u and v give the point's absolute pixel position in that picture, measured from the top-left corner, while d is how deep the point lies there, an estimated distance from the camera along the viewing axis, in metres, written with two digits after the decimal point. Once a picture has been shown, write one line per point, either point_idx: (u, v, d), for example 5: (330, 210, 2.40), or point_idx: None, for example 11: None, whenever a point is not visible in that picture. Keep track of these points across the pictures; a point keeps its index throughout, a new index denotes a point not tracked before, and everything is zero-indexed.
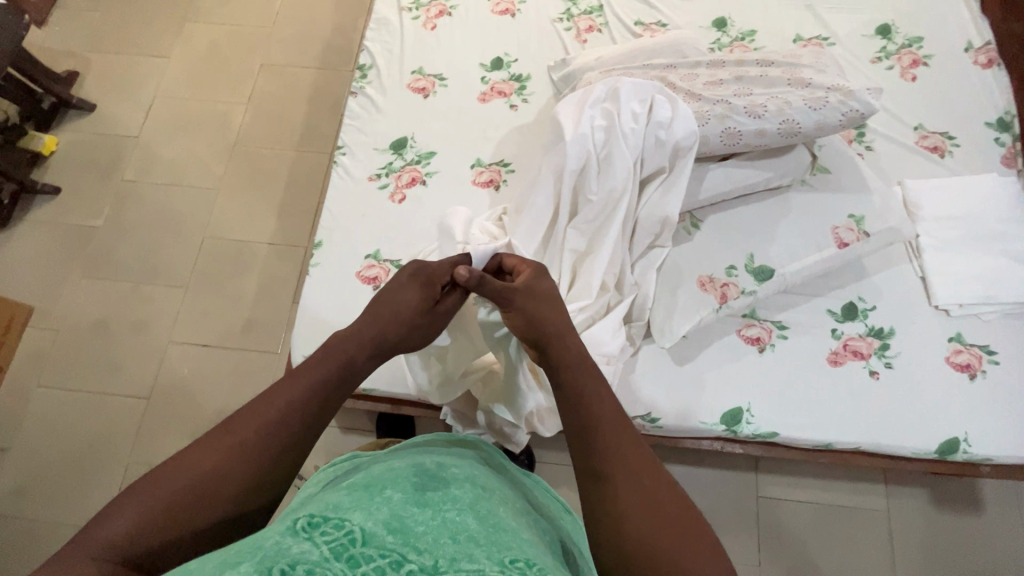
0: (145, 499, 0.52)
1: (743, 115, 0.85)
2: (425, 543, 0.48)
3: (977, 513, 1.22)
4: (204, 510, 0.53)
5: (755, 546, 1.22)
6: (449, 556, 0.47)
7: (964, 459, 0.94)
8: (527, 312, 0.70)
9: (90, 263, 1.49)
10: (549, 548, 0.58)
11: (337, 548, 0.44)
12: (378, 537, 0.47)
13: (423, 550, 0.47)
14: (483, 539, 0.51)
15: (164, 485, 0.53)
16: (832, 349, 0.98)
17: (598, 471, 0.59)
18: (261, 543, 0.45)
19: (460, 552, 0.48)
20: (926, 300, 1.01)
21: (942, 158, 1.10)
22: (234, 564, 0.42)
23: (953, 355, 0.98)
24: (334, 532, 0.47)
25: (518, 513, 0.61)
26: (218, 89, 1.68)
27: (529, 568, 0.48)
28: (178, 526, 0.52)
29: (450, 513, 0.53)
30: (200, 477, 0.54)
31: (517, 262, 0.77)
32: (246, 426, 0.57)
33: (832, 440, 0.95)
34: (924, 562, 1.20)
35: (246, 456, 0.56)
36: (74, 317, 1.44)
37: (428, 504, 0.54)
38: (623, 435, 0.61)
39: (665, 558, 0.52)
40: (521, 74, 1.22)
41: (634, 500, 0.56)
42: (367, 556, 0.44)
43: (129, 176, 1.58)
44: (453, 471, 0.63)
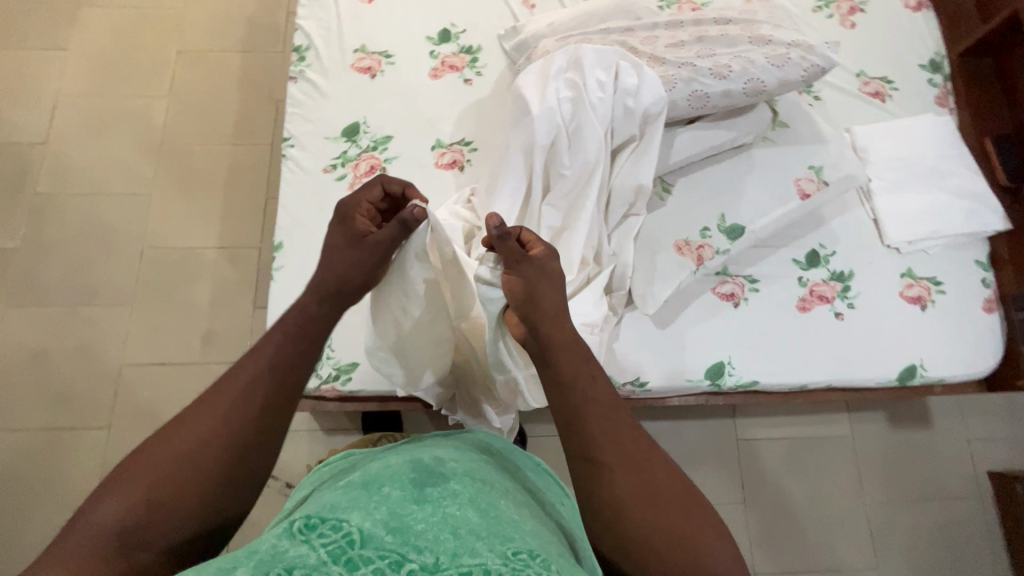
0: (127, 486, 0.53)
1: (709, 77, 0.84)
2: (425, 541, 0.50)
3: (928, 428, 1.34)
4: (179, 496, 0.54)
5: (739, 485, 1.30)
6: (450, 553, 0.49)
7: (920, 382, 1.03)
8: (531, 281, 0.69)
9: (14, 289, 1.35)
10: (554, 533, 0.61)
11: (334, 551, 0.47)
12: (377, 537, 0.50)
13: (423, 548, 0.50)
14: (485, 532, 0.53)
15: (151, 463, 0.55)
16: (800, 296, 1.03)
17: (591, 454, 0.61)
18: (257, 547, 0.48)
19: (461, 548, 0.50)
20: (880, 240, 1.07)
21: (883, 103, 1.15)
22: (231, 568, 0.46)
23: (905, 289, 1.05)
24: (331, 533, 0.49)
25: (520, 504, 0.62)
26: (131, 82, 1.51)
27: (531, 558, 0.50)
28: (158, 517, 0.53)
29: (450, 508, 0.55)
30: (174, 465, 0.55)
31: (534, 238, 0.72)
32: (222, 400, 0.59)
33: (806, 381, 1.01)
34: (885, 476, 1.32)
35: (219, 436, 0.57)
36: (5, 350, 1.30)
37: (427, 500, 0.55)
38: (609, 411, 0.63)
39: (662, 526, 0.56)
40: (471, 46, 1.16)
41: (626, 471, 0.59)
42: (365, 558, 0.47)
43: (43, 188, 1.42)
44: (453, 464, 0.63)
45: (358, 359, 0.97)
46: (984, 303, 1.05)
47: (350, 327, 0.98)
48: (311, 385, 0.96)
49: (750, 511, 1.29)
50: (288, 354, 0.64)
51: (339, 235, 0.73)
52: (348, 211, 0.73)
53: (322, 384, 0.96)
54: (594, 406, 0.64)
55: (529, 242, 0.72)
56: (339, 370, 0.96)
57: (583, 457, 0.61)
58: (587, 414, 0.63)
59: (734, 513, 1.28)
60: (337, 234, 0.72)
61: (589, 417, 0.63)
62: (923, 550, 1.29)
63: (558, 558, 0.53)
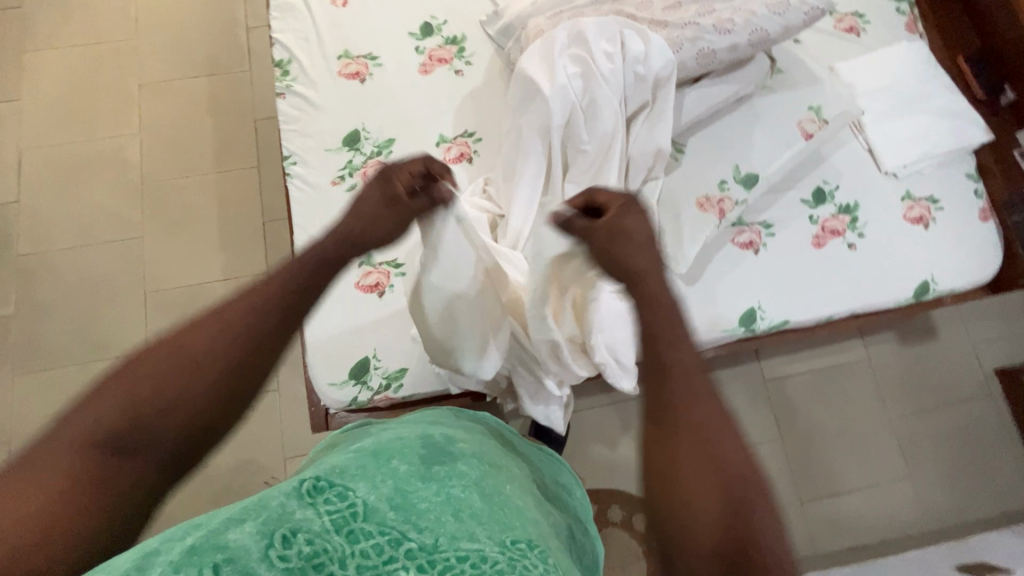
0: (119, 384, 0.49)
1: (713, 34, 0.87)
2: (427, 521, 0.51)
3: (935, 338, 1.43)
4: (159, 422, 0.49)
5: (773, 422, 1.36)
6: (450, 534, 0.50)
7: (933, 296, 1.10)
8: (613, 257, 0.65)
9: (18, 357, 1.29)
10: (549, 527, 0.63)
11: (338, 521, 0.48)
12: (380, 511, 0.50)
13: (424, 527, 0.50)
14: (486, 518, 0.54)
15: (146, 366, 0.50)
16: (814, 233, 1.08)
17: (663, 419, 0.55)
18: (267, 503, 0.49)
19: (462, 531, 0.51)
20: (878, 168, 1.12)
21: (858, 37, 1.20)
22: (240, 522, 0.47)
23: (907, 211, 1.10)
24: (337, 501, 0.50)
25: (522, 492, 0.65)
26: (96, 124, 1.45)
27: (529, 550, 0.51)
28: (139, 444, 0.48)
29: (455, 489, 0.56)
30: (173, 365, 0.50)
31: (609, 197, 0.68)
32: (232, 312, 0.54)
33: (832, 313, 1.06)
34: (903, 390, 1.40)
35: (233, 339, 0.53)
36: (22, 421, 1.25)
37: (433, 479, 0.57)
38: (702, 383, 0.56)
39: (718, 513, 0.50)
40: (455, 36, 1.15)
41: (698, 447, 0.52)
42: (366, 532, 0.48)
43: (25, 249, 1.36)
44: (462, 446, 0.66)
45: (405, 364, 0.97)
46: (980, 213, 1.12)
47: (392, 333, 0.98)
48: (363, 397, 0.96)
49: (788, 446, 1.35)
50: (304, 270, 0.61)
51: (373, 190, 0.69)
52: (391, 176, 0.69)
53: (374, 395, 0.96)
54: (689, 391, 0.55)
55: (604, 201, 0.68)
56: (390, 378, 0.96)
57: (656, 419, 0.56)
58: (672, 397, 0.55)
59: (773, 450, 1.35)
60: (370, 189, 0.69)
61: (676, 380, 0.56)
62: (947, 452, 1.37)
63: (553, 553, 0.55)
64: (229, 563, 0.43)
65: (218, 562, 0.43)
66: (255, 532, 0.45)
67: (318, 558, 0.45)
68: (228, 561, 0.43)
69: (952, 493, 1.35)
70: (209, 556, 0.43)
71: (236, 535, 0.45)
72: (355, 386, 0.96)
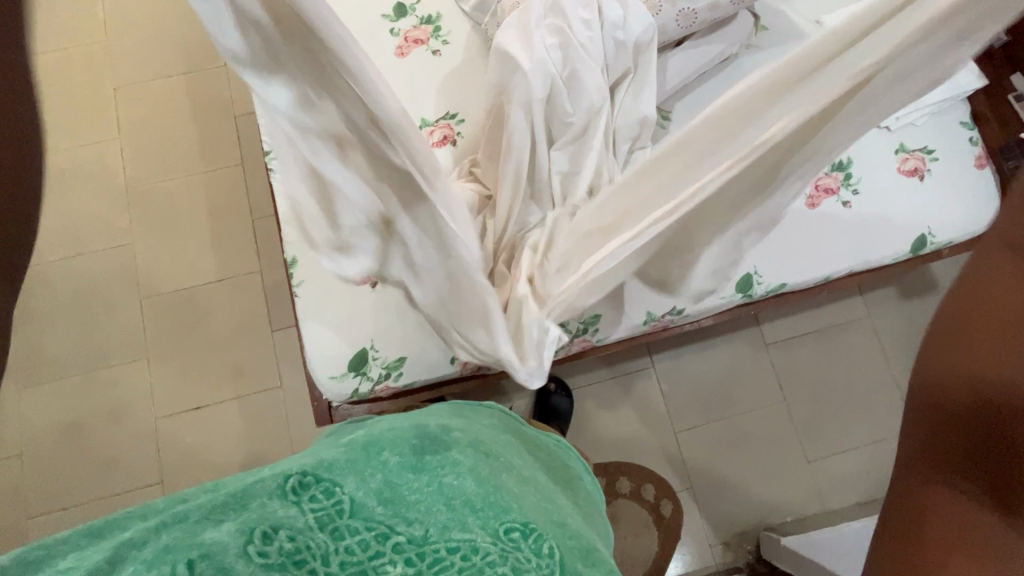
0: None
1: None
2: (416, 512, 0.51)
3: (936, 291, 1.42)
4: None
5: (777, 385, 1.36)
6: (441, 524, 0.51)
7: (931, 249, 1.09)
8: None
9: (20, 371, 1.29)
10: (548, 508, 0.64)
11: (323, 518, 0.46)
12: (367, 507, 0.49)
13: (414, 520, 0.50)
14: (480, 504, 0.54)
15: None
16: (807, 194, 1.06)
17: None
18: (248, 500, 0.47)
19: (453, 520, 0.52)
20: (870, 123, 1.10)
21: None
22: (219, 519, 0.45)
23: (902, 164, 1.09)
24: (323, 499, 0.48)
25: (517, 477, 0.65)
26: (74, 131, 1.42)
27: (522, 539, 0.52)
28: None
29: (447, 478, 0.57)
30: None
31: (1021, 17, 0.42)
32: None
33: (828, 272, 1.05)
34: (905, 345, 1.40)
35: None
36: (29, 434, 1.26)
37: (424, 469, 0.57)
38: None
39: None
40: (430, 15, 1.12)
41: None
42: (353, 528, 0.46)
43: None
44: (457, 435, 0.66)
45: (404, 352, 0.97)
46: (976, 160, 1.10)
47: (387, 324, 0.97)
48: (365, 388, 0.96)
49: (792, 408, 1.36)
50: None
51: None
52: None
53: (376, 385, 0.96)
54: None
55: None
56: (389, 367, 0.96)
57: None
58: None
59: (779, 413, 1.35)
60: None
61: None
62: None
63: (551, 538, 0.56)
64: (204, 560, 0.40)
65: (192, 559, 0.40)
66: (234, 530, 0.43)
67: (300, 555, 0.43)
68: (204, 558, 0.40)
69: None
70: (184, 554, 0.41)
71: (213, 534, 0.43)
72: (355, 377, 0.96)
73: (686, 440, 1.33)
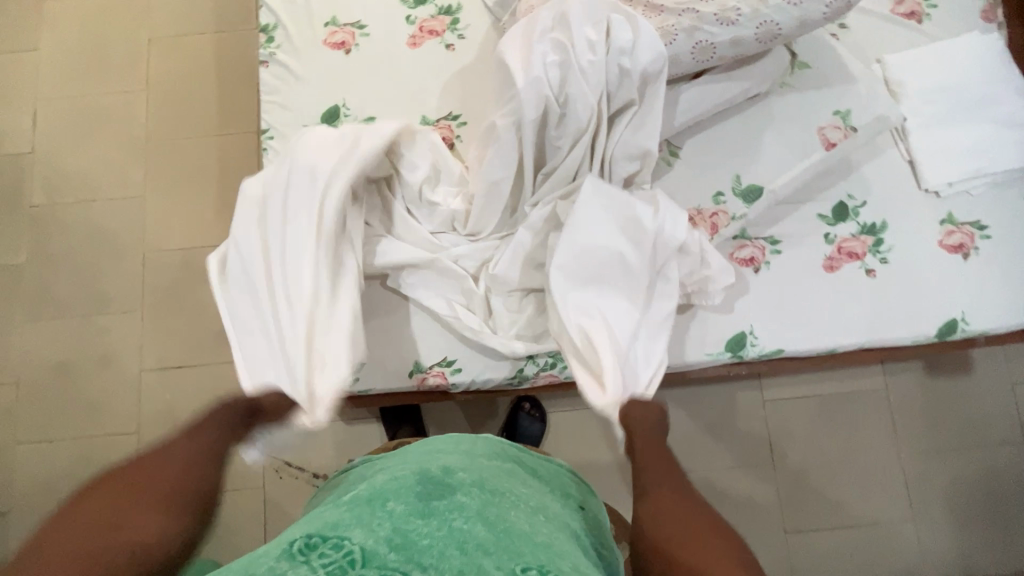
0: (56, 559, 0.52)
1: (715, 25, 0.75)
2: (430, 558, 0.50)
3: (967, 374, 1.28)
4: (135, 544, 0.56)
5: (767, 446, 1.27)
6: (457, 569, 0.50)
7: (962, 337, 0.95)
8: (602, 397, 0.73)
9: (28, 305, 1.36)
10: (567, 541, 0.60)
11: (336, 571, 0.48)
12: (380, 556, 0.50)
13: (428, 566, 0.50)
14: (493, 546, 0.53)
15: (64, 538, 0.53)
16: (827, 255, 0.95)
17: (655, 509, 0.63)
18: (255, 569, 0.48)
19: (468, 564, 0.50)
20: (916, 185, 0.97)
21: (920, 24, 1.02)
22: None
23: (945, 237, 0.96)
24: (333, 553, 0.49)
25: (532, 511, 0.62)
26: (107, 78, 1.45)
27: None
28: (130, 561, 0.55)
29: (457, 522, 0.55)
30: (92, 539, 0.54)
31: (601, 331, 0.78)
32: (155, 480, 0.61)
33: (837, 344, 0.94)
34: (921, 428, 1.27)
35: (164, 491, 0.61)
36: (28, 365, 1.33)
37: (432, 514, 0.55)
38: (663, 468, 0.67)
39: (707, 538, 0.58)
40: (451, 5, 1.06)
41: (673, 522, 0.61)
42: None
43: (39, 200, 1.40)
44: (461, 474, 0.64)
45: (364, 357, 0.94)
46: None
47: None
48: None
49: (780, 473, 1.26)
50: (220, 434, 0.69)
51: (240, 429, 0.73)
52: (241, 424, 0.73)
53: None
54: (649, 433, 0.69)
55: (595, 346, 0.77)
56: None
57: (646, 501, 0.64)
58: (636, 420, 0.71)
59: (764, 476, 1.26)
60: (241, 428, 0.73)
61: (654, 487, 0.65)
62: (961, 498, 1.25)
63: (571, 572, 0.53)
64: None
65: None
66: None
67: None
68: None
69: (958, 542, 1.24)
70: None
71: None
72: None
73: None
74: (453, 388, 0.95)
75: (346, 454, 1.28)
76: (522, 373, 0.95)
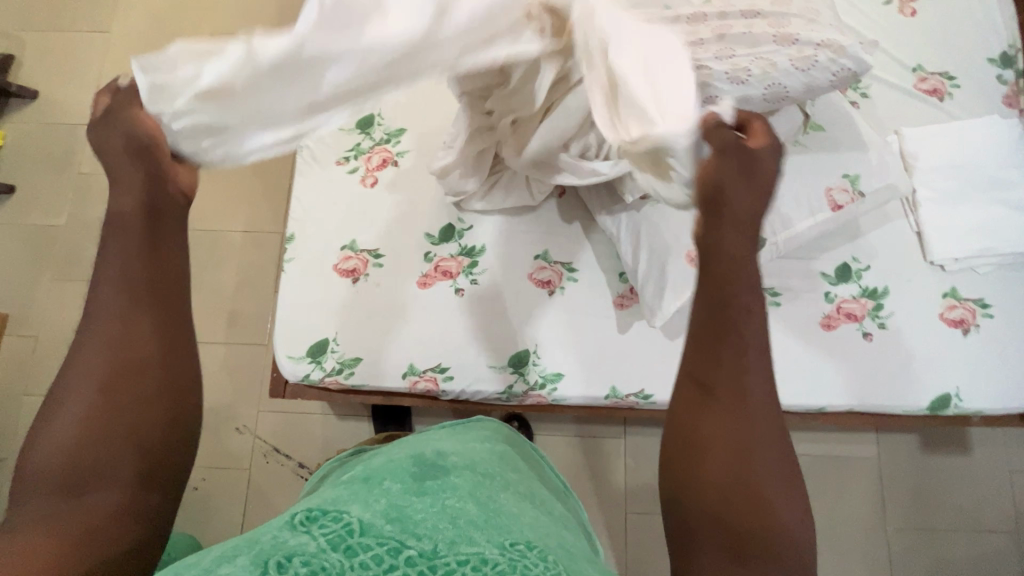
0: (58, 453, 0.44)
1: (725, 82, 0.75)
2: (424, 529, 0.52)
3: (965, 455, 1.25)
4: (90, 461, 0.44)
5: None
6: (449, 540, 0.52)
7: (955, 412, 0.96)
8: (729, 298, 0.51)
9: (59, 264, 1.43)
10: (553, 525, 0.63)
11: (334, 540, 0.50)
12: (376, 527, 0.52)
13: (422, 535, 0.52)
14: (483, 521, 0.55)
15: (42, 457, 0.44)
16: (825, 313, 0.96)
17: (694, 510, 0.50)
18: (259, 539, 0.51)
19: (460, 536, 0.53)
20: (922, 256, 0.99)
21: (941, 101, 1.04)
22: (233, 556, 0.49)
23: (947, 311, 0.97)
24: (332, 524, 0.51)
25: (519, 496, 0.64)
26: None
27: (528, 550, 0.52)
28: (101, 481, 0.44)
29: (450, 499, 0.57)
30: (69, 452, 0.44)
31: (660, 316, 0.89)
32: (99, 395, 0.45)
33: (826, 403, 0.95)
34: (911, 503, 1.24)
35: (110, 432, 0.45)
36: (50, 321, 1.39)
37: (427, 492, 0.58)
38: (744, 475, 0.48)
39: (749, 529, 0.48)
40: None
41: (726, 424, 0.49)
42: (364, 546, 0.49)
43: (86, 168, 1.49)
44: (453, 459, 0.67)
45: (361, 354, 0.97)
46: None
47: (355, 320, 0.98)
48: (315, 376, 0.97)
49: None
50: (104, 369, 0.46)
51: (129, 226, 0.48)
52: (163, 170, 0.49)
53: (326, 376, 0.97)
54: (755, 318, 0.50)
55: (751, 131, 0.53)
56: (343, 363, 0.97)
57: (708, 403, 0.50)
58: (734, 342, 0.49)
59: None
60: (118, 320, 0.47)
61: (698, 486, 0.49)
62: None
63: (555, 548, 0.55)
64: None
65: None
66: (247, 563, 0.46)
67: None
68: None
69: None
70: None
71: (229, 568, 0.47)
72: (310, 363, 0.97)
73: (634, 525, 1.25)
74: (442, 394, 0.98)
75: (334, 448, 1.31)
76: (511, 390, 0.97)
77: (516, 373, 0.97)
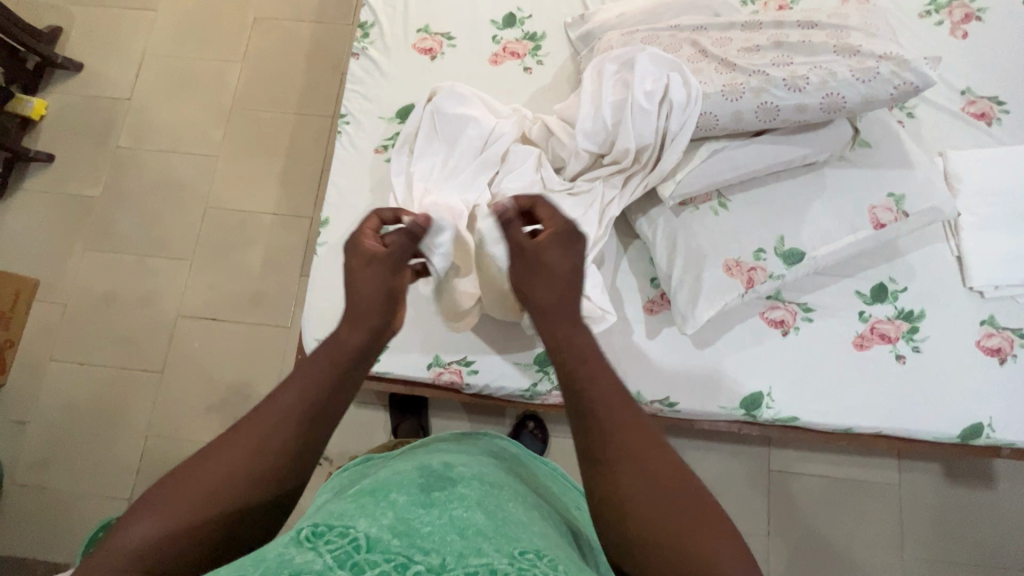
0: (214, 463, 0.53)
1: (782, 90, 0.80)
2: (432, 543, 0.51)
3: (988, 488, 1.23)
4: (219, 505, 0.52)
5: (765, 517, 1.23)
6: (457, 554, 0.50)
7: (986, 442, 0.94)
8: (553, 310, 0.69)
9: (92, 235, 1.45)
10: (559, 536, 0.61)
11: (340, 557, 0.48)
12: (383, 541, 0.50)
13: (429, 550, 0.50)
14: (491, 533, 0.54)
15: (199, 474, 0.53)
16: (858, 332, 0.95)
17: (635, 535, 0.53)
18: (264, 556, 0.48)
19: (468, 548, 0.51)
20: (961, 281, 0.97)
21: (989, 126, 1.03)
22: None
23: (984, 338, 0.95)
24: (338, 540, 0.49)
25: (529, 506, 0.63)
26: (210, 45, 1.57)
27: (537, 559, 0.51)
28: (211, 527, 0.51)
29: (457, 511, 0.56)
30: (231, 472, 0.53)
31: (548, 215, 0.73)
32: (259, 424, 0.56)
33: (852, 424, 0.93)
34: (929, 534, 1.22)
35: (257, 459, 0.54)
36: (79, 290, 1.41)
37: (434, 504, 0.57)
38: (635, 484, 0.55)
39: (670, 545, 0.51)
40: (536, 33, 1.13)
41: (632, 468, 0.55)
42: (371, 562, 0.48)
43: (124, 142, 1.51)
44: (460, 469, 0.66)
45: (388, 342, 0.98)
46: None
47: None
48: None
49: (772, 550, 1.22)
50: (303, 398, 0.58)
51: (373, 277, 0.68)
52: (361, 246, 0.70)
53: None
54: (596, 387, 0.61)
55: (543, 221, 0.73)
56: None
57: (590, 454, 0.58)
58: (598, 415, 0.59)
59: (758, 547, 1.22)
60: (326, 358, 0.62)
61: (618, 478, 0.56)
62: None
63: (567, 562, 0.53)
64: None
65: None
66: None
67: None
68: None
69: None
70: None
71: None
72: None
73: None
74: (465, 387, 0.98)
75: (348, 434, 1.31)
76: (535, 388, 0.96)
77: (540, 371, 0.96)
